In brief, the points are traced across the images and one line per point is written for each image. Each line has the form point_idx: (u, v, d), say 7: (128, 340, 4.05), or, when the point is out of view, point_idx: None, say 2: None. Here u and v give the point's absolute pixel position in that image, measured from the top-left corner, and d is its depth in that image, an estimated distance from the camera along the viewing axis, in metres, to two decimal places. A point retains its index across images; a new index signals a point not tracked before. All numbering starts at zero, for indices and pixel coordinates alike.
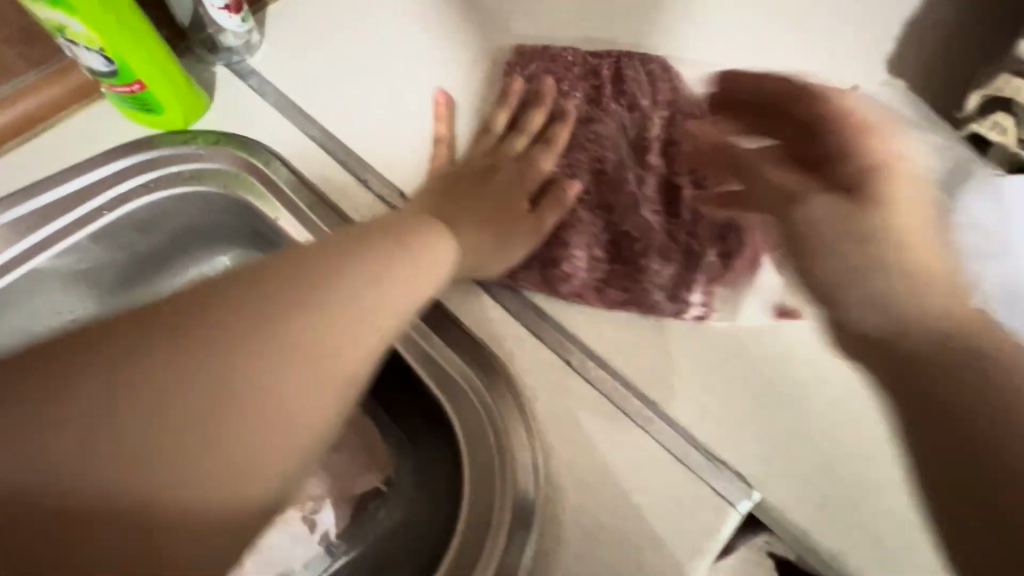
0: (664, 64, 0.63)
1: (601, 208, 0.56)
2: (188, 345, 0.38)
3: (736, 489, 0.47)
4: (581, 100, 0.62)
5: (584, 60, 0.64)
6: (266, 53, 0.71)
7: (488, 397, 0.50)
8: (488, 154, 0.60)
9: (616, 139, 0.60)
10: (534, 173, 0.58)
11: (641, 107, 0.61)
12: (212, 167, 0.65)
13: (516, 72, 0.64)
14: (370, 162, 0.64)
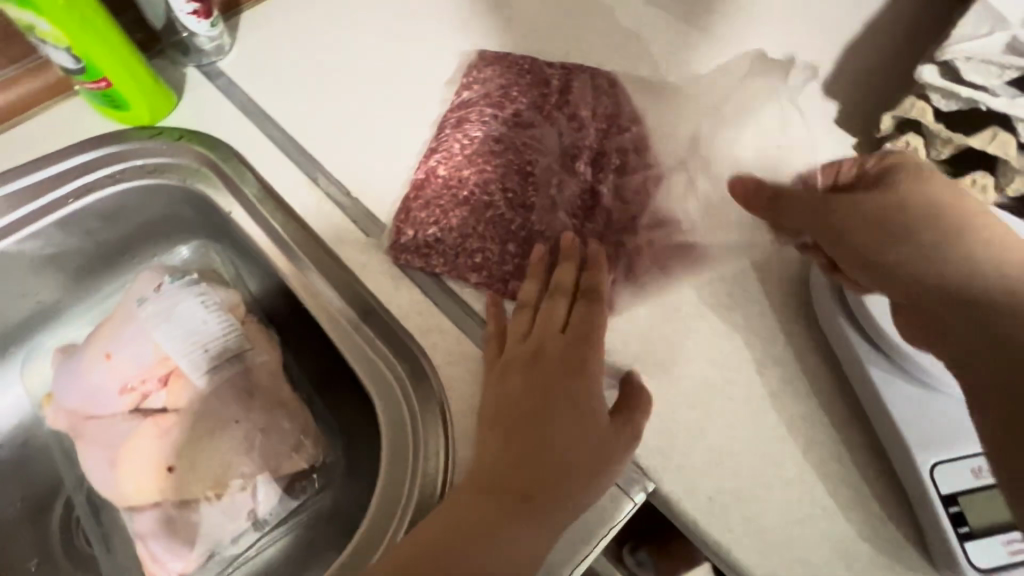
0: (610, 79, 0.67)
1: (521, 206, 0.61)
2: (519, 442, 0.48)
3: (631, 479, 0.49)
4: (524, 104, 0.66)
5: (537, 68, 0.68)
6: (236, 56, 0.75)
7: (411, 389, 0.55)
8: (429, 148, 0.65)
9: (548, 143, 0.64)
10: (465, 171, 0.62)
11: (575, 113, 0.65)
12: (175, 161, 0.69)
13: (474, 75, 0.68)
14: (321, 159, 0.67)
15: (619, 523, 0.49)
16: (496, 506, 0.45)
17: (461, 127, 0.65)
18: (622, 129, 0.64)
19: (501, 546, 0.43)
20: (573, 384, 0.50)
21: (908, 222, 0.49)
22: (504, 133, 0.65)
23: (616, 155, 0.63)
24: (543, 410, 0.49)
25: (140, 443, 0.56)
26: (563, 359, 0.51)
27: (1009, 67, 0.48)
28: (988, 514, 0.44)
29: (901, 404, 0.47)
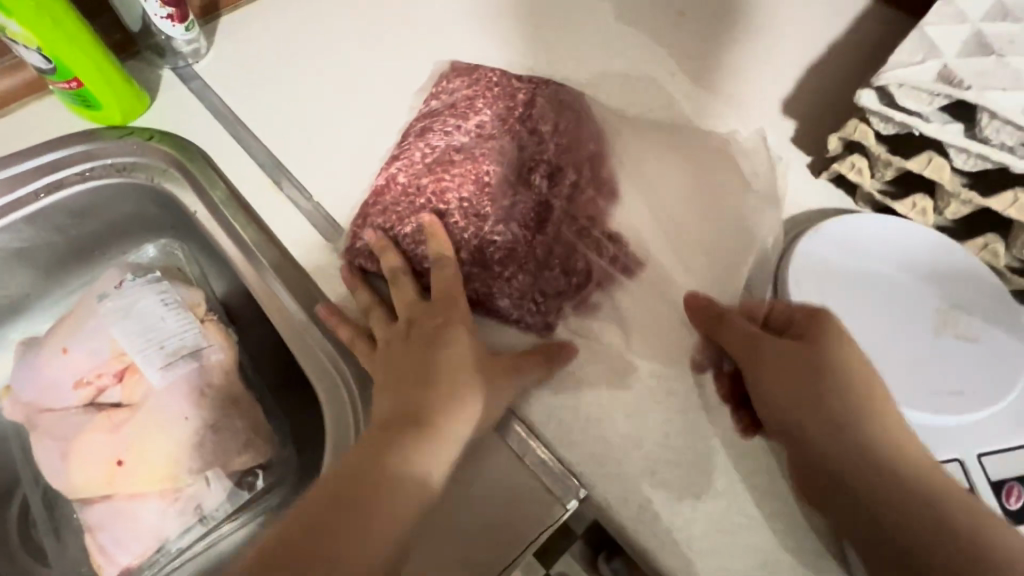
0: (574, 96, 0.68)
1: (475, 216, 0.61)
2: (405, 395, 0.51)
3: (565, 487, 0.51)
4: (489, 114, 0.67)
5: (505, 81, 0.69)
6: (212, 59, 0.77)
7: (358, 390, 0.57)
8: (392, 156, 0.66)
9: (509, 154, 0.65)
10: (423, 179, 0.63)
11: (536, 126, 0.66)
12: (144, 160, 0.70)
13: (446, 86, 0.69)
14: (287, 164, 0.69)
15: (550, 527, 0.50)
16: (386, 442, 0.48)
17: (426, 135, 0.66)
18: (583, 145, 0.65)
19: (393, 475, 0.46)
20: (451, 330, 0.54)
21: (833, 392, 0.47)
22: (467, 142, 0.65)
23: (574, 171, 0.64)
24: (424, 359, 0.52)
25: (91, 437, 0.57)
26: (440, 313, 0.55)
27: (938, 94, 0.49)
28: None
29: None
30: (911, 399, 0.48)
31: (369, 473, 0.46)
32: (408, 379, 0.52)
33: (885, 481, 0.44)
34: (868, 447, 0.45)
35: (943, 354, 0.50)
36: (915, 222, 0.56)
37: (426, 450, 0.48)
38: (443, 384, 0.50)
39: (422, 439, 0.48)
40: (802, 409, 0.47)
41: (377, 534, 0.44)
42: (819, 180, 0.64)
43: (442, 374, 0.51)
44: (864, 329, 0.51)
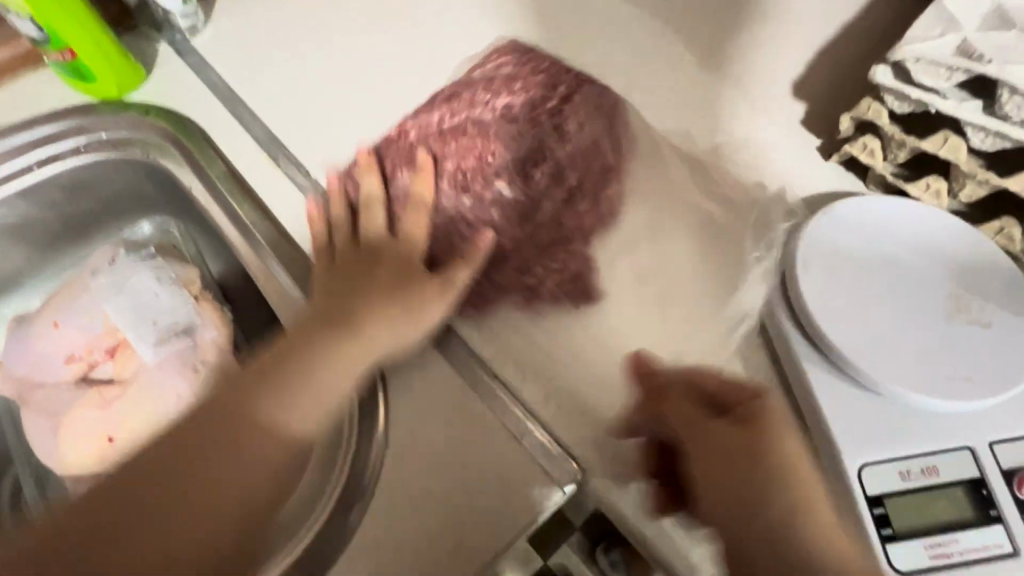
0: (614, 104, 0.64)
1: (461, 194, 0.60)
2: (318, 336, 0.53)
3: (563, 470, 0.50)
4: (521, 100, 0.63)
5: (554, 69, 0.65)
6: (210, 33, 0.75)
7: None
8: (414, 115, 0.64)
9: (522, 144, 0.62)
10: (429, 147, 0.62)
11: (559, 124, 0.62)
12: (139, 136, 0.69)
13: (493, 63, 0.66)
14: (285, 141, 0.67)
15: (547, 512, 0.49)
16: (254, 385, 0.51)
17: (454, 102, 0.64)
18: (600, 154, 0.61)
19: (259, 421, 0.50)
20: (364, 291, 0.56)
21: (758, 472, 0.44)
22: (489, 120, 0.62)
23: (587, 181, 0.60)
24: (358, 299, 0.55)
25: (83, 413, 0.57)
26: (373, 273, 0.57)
27: (956, 70, 0.47)
28: (913, 519, 0.44)
29: (834, 406, 0.47)
30: (921, 386, 0.46)
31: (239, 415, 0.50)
32: (330, 320, 0.55)
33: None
34: (784, 547, 0.41)
35: (955, 339, 0.49)
36: (927, 204, 0.55)
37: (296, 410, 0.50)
38: (370, 333, 0.54)
39: (322, 365, 0.51)
40: (729, 497, 0.44)
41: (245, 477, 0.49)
42: (829, 163, 0.63)
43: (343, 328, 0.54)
44: (876, 312, 0.50)
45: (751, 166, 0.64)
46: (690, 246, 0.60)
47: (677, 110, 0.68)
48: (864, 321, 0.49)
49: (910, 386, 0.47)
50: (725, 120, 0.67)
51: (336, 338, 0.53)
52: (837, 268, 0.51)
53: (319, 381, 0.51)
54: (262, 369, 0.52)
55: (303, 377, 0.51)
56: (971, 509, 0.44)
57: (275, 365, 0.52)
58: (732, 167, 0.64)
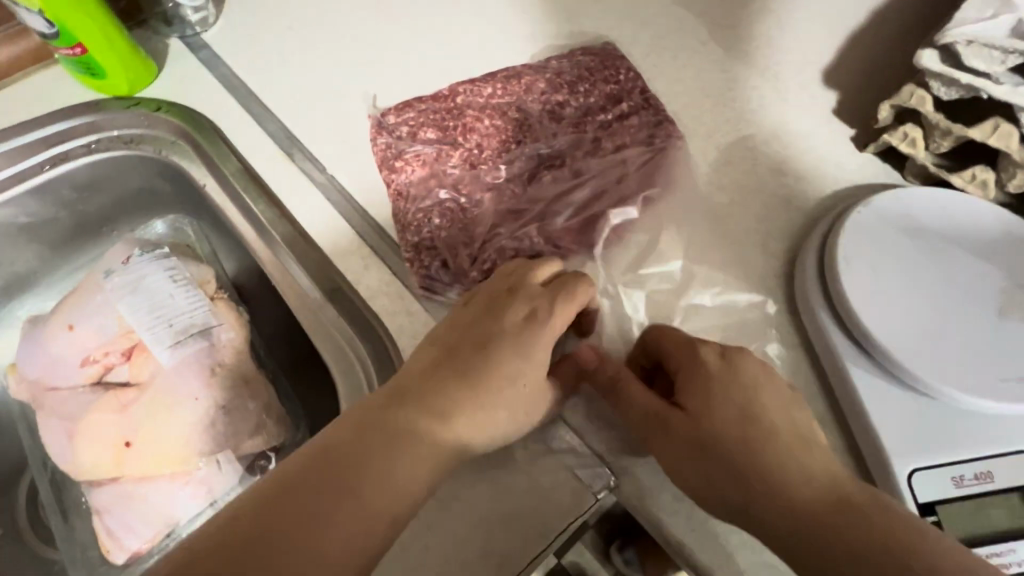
0: (670, 136, 0.60)
1: (474, 171, 0.60)
2: (485, 358, 0.47)
3: (596, 475, 0.47)
4: (578, 103, 0.63)
5: (629, 83, 0.63)
6: (221, 28, 0.73)
7: (374, 375, 0.53)
8: (470, 81, 0.65)
9: (554, 144, 0.61)
10: (466, 118, 0.62)
11: (599, 141, 0.61)
12: (151, 132, 0.67)
13: (570, 61, 0.65)
14: (298, 136, 0.65)
15: (579, 518, 0.46)
16: (395, 407, 0.45)
17: (511, 81, 0.64)
18: (624, 180, 0.59)
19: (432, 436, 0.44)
20: (512, 319, 0.48)
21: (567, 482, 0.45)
22: (535, 108, 0.62)
23: (594, 205, 0.58)
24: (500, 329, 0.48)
25: (98, 417, 0.55)
26: (530, 296, 0.49)
27: (1012, 52, 0.44)
28: (968, 526, 0.42)
29: (881, 405, 0.45)
30: (975, 387, 0.44)
31: (428, 406, 0.45)
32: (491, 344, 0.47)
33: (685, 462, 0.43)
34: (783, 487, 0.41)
35: (1007, 338, 0.46)
36: (973, 195, 0.52)
37: (405, 476, 0.42)
38: (517, 366, 0.47)
39: (481, 371, 0.46)
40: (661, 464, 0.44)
41: (340, 528, 0.38)
42: (865, 153, 0.60)
43: (446, 383, 0.46)
44: (923, 311, 0.47)
45: (783, 157, 0.61)
46: (720, 241, 0.57)
47: (704, 100, 0.65)
48: (904, 319, 0.47)
49: (958, 385, 0.44)
50: (756, 110, 0.64)
51: (497, 366, 0.47)
52: (880, 261, 0.49)
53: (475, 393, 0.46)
54: (455, 370, 0.46)
55: (459, 378, 0.46)
56: None
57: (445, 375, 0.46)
58: (763, 158, 0.62)
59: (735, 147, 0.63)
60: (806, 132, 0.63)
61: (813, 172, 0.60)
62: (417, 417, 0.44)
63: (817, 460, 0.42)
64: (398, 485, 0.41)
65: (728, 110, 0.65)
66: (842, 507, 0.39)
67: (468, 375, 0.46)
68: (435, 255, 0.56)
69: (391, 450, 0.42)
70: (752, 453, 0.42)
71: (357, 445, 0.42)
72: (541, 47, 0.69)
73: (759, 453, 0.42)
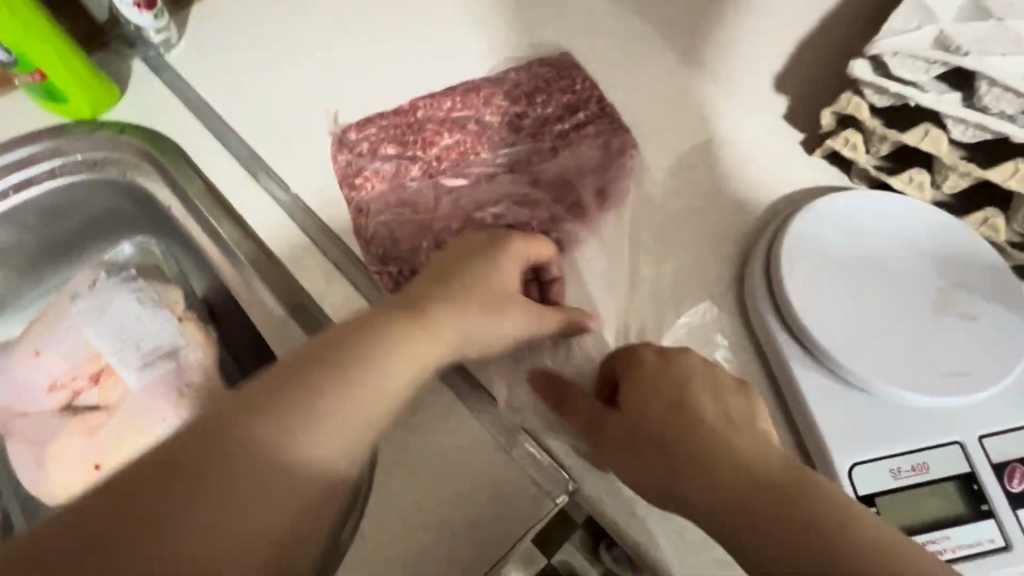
0: (625, 144, 0.62)
1: (436, 185, 0.62)
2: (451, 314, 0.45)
3: (554, 480, 0.49)
4: (535, 114, 0.64)
5: (586, 92, 0.65)
6: (184, 48, 0.74)
7: None
8: (430, 95, 0.66)
9: (513, 155, 0.63)
10: (427, 133, 0.64)
11: (556, 151, 0.62)
12: (114, 155, 0.68)
13: (528, 71, 0.66)
14: (261, 154, 0.66)
15: (540, 522, 0.48)
16: (317, 377, 0.39)
17: (470, 95, 0.65)
18: (581, 189, 0.61)
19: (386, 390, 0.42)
20: (464, 294, 0.46)
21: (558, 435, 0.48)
22: (493, 121, 0.64)
23: (553, 216, 0.59)
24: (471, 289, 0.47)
25: (68, 440, 0.56)
26: (479, 270, 0.48)
27: (934, 62, 0.46)
28: (906, 514, 0.44)
29: (824, 403, 0.47)
30: (909, 382, 0.47)
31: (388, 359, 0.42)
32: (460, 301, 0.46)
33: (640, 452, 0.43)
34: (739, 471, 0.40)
35: (941, 334, 0.48)
36: (911, 197, 0.54)
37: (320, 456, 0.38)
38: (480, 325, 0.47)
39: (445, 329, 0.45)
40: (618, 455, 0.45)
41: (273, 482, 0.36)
42: (812, 157, 0.62)
43: (382, 352, 0.42)
44: (863, 310, 0.49)
45: (735, 164, 0.63)
46: (677, 247, 0.59)
47: (659, 108, 0.67)
48: (844, 319, 0.49)
49: (893, 380, 0.47)
50: (709, 118, 0.66)
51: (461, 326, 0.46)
52: (824, 262, 0.51)
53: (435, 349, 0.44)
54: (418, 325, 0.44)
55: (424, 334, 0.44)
56: (963, 505, 0.44)
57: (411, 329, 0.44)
58: (716, 164, 0.63)
59: (689, 154, 0.64)
60: (759, 138, 0.65)
61: (765, 177, 0.62)
62: (342, 389, 0.39)
63: (751, 443, 0.42)
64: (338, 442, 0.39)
65: (683, 117, 0.66)
66: (782, 493, 0.38)
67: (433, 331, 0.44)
68: (404, 268, 0.58)
69: (309, 426, 0.38)
70: (690, 445, 0.42)
71: (293, 398, 0.38)
72: (500, 60, 0.70)
73: (697, 441, 0.42)
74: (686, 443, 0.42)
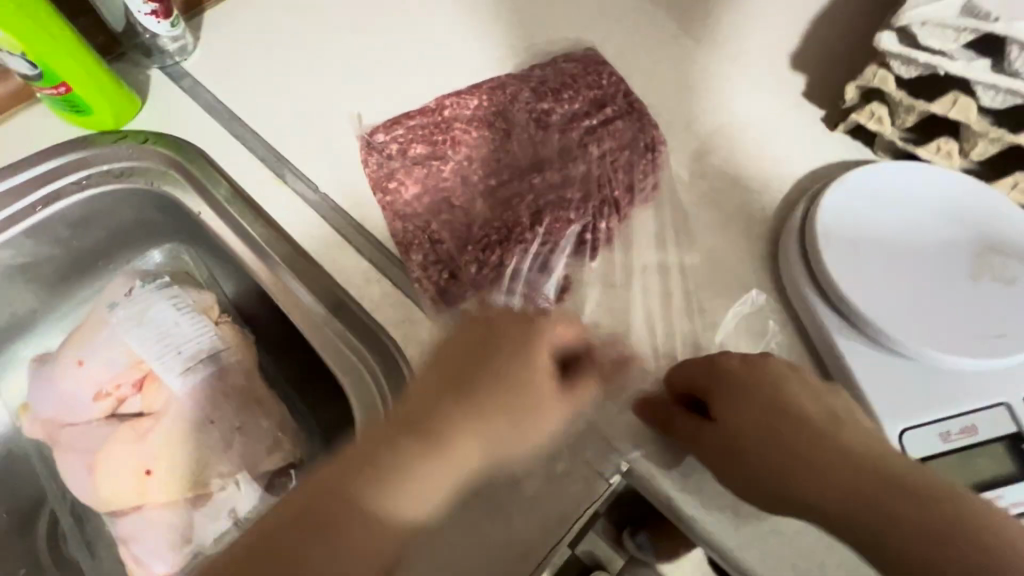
0: (654, 140, 0.63)
1: (466, 183, 0.62)
2: (482, 361, 0.46)
3: (607, 462, 0.50)
4: (563, 109, 0.65)
5: (612, 87, 0.66)
6: (201, 55, 0.74)
7: (381, 374, 0.55)
8: (456, 94, 0.67)
9: (543, 150, 0.63)
10: (454, 131, 0.65)
11: (586, 146, 0.63)
12: (142, 164, 0.68)
13: (554, 69, 0.67)
14: (287, 156, 0.67)
15: (593, 503, 0.50)
16: (391, 450, 0.43)
17: (496, 93, 0.66)
18: (611, 181, 0.61)
19: (441, 444, 0.44)
20: (498, 351, 0.47)
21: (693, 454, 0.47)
22: (520, 117, 0.65)
23: (585, 207, 0.60)
24: (499, 348, 0.47)
25: (117, 447, 0.56)
26: (510, 337, 0.47)
27: (965, 31, 0.47)
28: (958, 476, 0.44)
29: (869, 372, 0.48)
30: (953, 348, 0.47)
31: (437, 419, 0.44)
32: (491, 351, 0.47)
33: (759, 460, 0.44)
34: (855, 463, 0.42)
35: (981, 300, 0.49)
36: (941, 166, 0.55)
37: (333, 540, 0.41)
38: (515, 370, 0.46)
39: (482, 380, 0.46)
40: (733, 463, 0.45)
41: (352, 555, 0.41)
42: (835, 133, 0.63)
43: (428, 448, 0.43)
44: (903, 280, 0.50)
45: (759, 143, 0.64)
46: (707, 229, 0.60)
47: (680, 92, 0.67)
48: (885, 291, 0.50)
49: (936, 347, 0.47)
50: (731, 100, 0.66)
51: (493, 371, 0.46)
52: (862, 236, 0.52)
53: (474, 395, 0.45)
54: (461, 364, 0.47)
55: (461, 385, 0.46)
56: (1014, 465, 0.45)
57: (451, 377, 0.46)
58: (742, 145, 0.64)
59: (713, 136, 0.65)
60: (781, 116, 0.65)
61: (791, 156, 0.63)
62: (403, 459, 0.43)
63: (858, 436, 0.43)
64: (407, 496, 0.43)
65: (704, 100, 0.67)
66: (920, 498, 0.40)
67: (469, 389, 0.46)
68: (446, 266, 0.58)
69: (388, 500, 0.42)
70: (794, 445, 0.44)
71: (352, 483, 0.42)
72: (518, 53, 0.71)
73: (790, 445, 0.44)
74: (800, 443, 0.44)
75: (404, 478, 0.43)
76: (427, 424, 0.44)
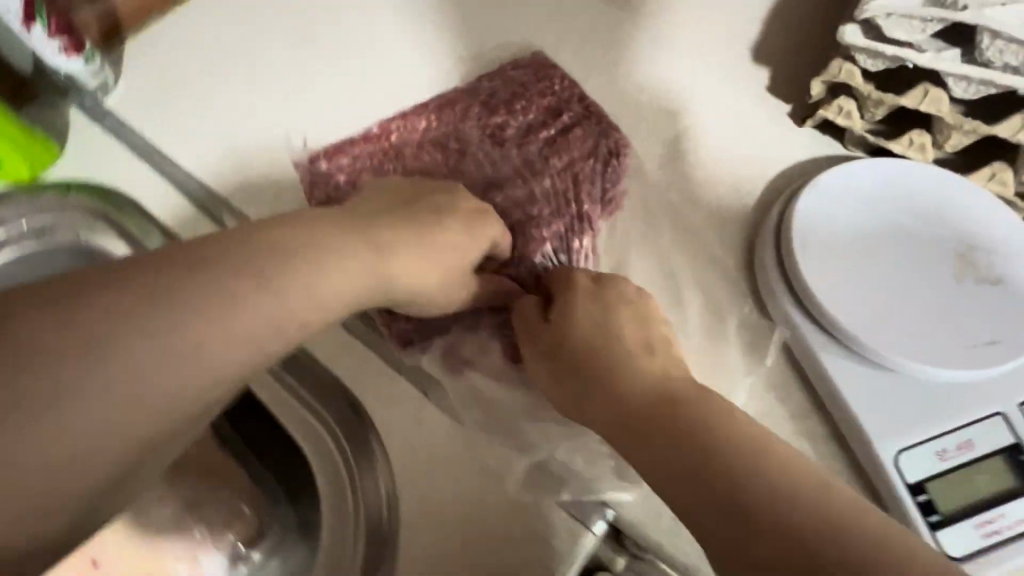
0: (618, 143, 0.59)
1: None
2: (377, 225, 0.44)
3: (591, 509, 0.47)
4: (516, 122, 0.61)
5: (566, 93, 0.61)
6: (123, 89, 0.68)
7: (346, 441, 0.51)
8: (403, 114, 0.62)
9: (501, 167, 0.59)
10: (404, 157, 0.60)
11: (547, 158, 0.59)
12: (65, 218, 0.62)
13: (503, 77, 0.63)
14: (226, 199, 0.62)
15: (581, 556, 0.46)
16: (238, 264, 0.39)
17: (444, 110, 0.61)
18: (578, 195, 0.57)
19: (313, 278, 0.40)
20: (409, 214, 0.46)
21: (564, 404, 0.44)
22: (473, 134, 0.60)
23: (552, 225, 0.55)
24: (403, 214, 0.46)
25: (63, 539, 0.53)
26: (429, 225, 0.46)
27: (931, 20, 0.44)
28: (955, 498, 0.43)
29: (859, 391, 0.46)
30: (943, 358, 0.45)
31: (320, 250, 0.41)
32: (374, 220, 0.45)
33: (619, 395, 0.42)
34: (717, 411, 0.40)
35: (969, 303, 0.47)
36: (914, 160, 0.52)
37: (109, 359, 0.36)
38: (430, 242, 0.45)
39: (378, 236, 0.43)
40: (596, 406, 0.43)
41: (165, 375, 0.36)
42: (804, 128, 0.59)
43: (320, 255, 0.41)
44: (886, 289, 0.47)
45: (728, 142, 0.60)
46: (678, 242, 0.56)
47: (642, 92, 0.63)
48: (868, 301, 0.47)
49: (925, 359, 0.45)
50: (694, 96, 0.62)
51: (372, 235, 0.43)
52: (839, 243, 0.49)
53: (363, 255, 0.42)
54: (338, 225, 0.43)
55: (336, 236, 0.42)
56: (1012, 479, 0.43)
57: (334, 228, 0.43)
58: (709, 145, 0.60)
59: (677, 138, 0.61)
60: (749, 112, 0.61)
61: (762, 154, 0.59)
62: (258, 277, 0.39)
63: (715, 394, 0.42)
64: (245, 328, 0.38)
65: (665, 99, 0.62)
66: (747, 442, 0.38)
67: (371, 237, 0.43)
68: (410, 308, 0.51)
69: (209, 322, 0.37)
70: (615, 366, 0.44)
71: (189, 274, 0.38)
72: (466, 66, 0.66)
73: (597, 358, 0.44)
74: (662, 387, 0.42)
75: (254, 299, 0.38)
76: (284, 257, 0.40)
